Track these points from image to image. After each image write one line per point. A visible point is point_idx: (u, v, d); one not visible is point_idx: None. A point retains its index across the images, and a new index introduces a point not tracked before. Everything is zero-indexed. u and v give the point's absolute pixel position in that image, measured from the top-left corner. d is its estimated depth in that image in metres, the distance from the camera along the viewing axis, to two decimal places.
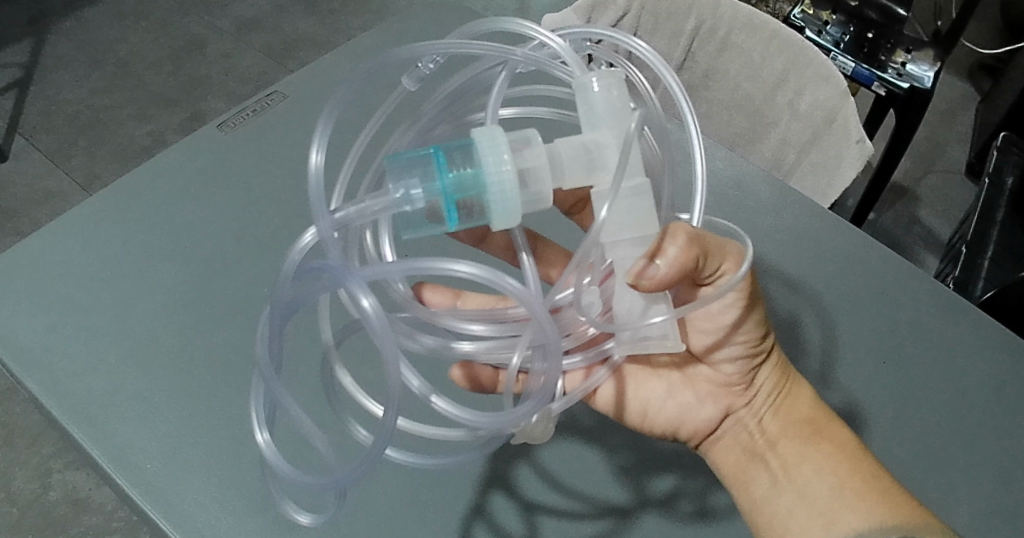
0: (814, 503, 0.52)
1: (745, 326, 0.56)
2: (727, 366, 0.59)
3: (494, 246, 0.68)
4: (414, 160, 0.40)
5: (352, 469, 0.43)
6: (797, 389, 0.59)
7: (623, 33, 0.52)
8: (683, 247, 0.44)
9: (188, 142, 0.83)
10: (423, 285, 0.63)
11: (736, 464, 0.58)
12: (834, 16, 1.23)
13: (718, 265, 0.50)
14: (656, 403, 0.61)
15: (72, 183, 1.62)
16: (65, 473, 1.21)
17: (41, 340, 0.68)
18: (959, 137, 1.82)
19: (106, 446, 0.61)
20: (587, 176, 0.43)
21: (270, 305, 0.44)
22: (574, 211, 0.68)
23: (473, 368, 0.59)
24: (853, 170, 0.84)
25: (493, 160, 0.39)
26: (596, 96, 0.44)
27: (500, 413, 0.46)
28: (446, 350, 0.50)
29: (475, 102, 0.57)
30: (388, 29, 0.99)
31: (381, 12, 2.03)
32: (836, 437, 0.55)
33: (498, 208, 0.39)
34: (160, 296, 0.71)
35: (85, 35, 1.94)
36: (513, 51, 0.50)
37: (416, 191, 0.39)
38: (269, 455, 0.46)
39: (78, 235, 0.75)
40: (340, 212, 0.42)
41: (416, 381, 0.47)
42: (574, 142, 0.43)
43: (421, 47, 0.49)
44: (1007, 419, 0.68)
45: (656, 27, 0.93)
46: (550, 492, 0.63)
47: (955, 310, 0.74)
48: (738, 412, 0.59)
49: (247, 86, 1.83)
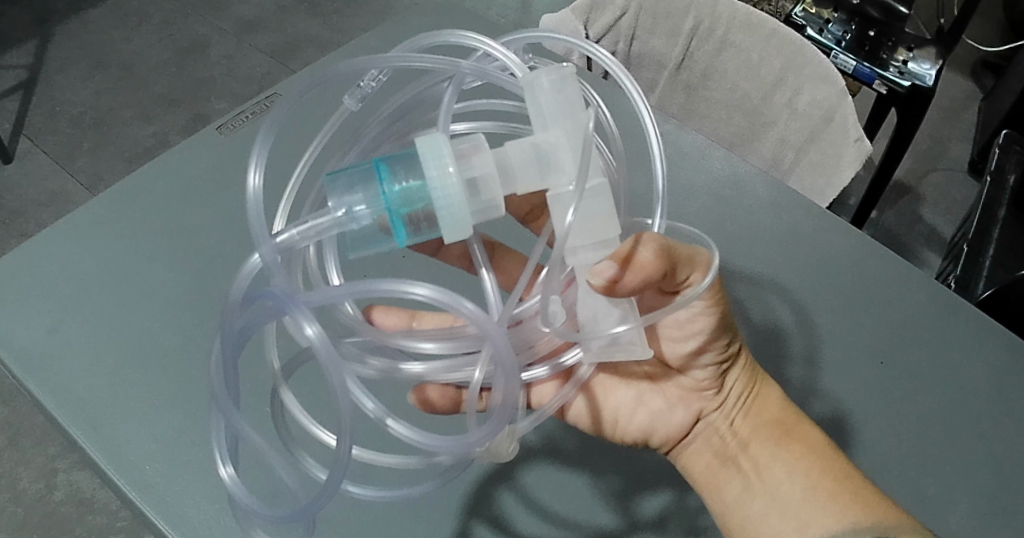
0: (787, 505, 0.54)
1: (714, 334, 0.57)
2: (698, 372, 0.60)
3: (450, 255, 0.68)
4: (356, 177, 0.41)
5: (314, 501, 0.44)
6: (766, 391, 0.60)
7: (585, 40, 0.52)
8: (652, 254, 0.45)
9: (188, 144, 0.84)
10: (375, 308, 0.64)
11: (708, 468, 0.59)
12: (835, 14, 1.22)
13: (688, 275, 0.51)
14: (627, 410, 0.61)
15: (77, 183, 1.63)
16: (71, 473, 1.22)
17: (43, 341, 0.68)
18: (961, 136, 1.82)
19: (105, 447, 0.62)
20: (541, 179, 0.43)
21: (221, 336, 0.45)
22: (529, 218, 0.69)
23: (427, 391, 0.60)
24: (851, 169, 0.84)
25: (437, 170, 0.39)
26: (546, 94, 0.44)
27: (458, 437, 0.47)
28: (395, 373, 0.50)
29: (426, 116, 0.58)
30: (389, 30, 1.00)
31: (385, 12, 2.03)
32: (806, 437, 0.56)
33: (447, 220, 0.40)
34: (160, 298, 0.71)
35: (88, 36, 1.95)
36: (461, 64, 0.51)
37: (359, 208, 0.40)
38: (234, 488, 0.48)
39: (79, 237, 0.76)
40: (283, 236, 0.44)
41: (370, 404, 0.46)
42: (523, 145, 0.43)
43: (368, 60, 0.49)
44: (1004, 418, 0.68)
45: (654, 27, 0.93)
46: (540, 500, 0.65)
47: (952, 309, 0.74)
48: (709, 416, 0.60)
49: (250, 87, 1.84)
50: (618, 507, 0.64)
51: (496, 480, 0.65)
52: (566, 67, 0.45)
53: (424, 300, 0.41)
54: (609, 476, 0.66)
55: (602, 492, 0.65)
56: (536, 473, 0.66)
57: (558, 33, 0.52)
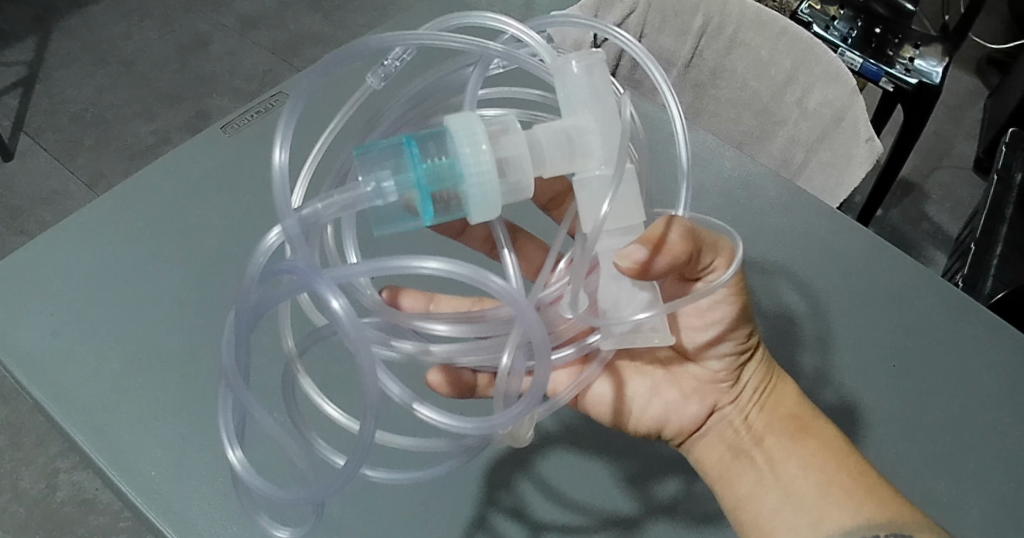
0: (801, 499, 0.53)
1: (734, 324, 0.56)
2: (714, 362, 0.59)
3: (472, 238, 0.69)
4: (388, 152, 0.40)
5: (326, 486, 0.43)
6: (782, 385, 0.59)
7: (605, 23, 0.51)
8: (680, 237, 0.45)
9: (192, 143, 0.83)
10: (397, 289, 0.64)
11: (721, 461, 0.58)
12: (841, 11, 1.21)
13: (711, 259, 0.50)
14: (641, 400, 0.61)
15: (78, 182, 1.62)
16: (73, 473, 1.21)
17: (46, 345, 0.68)
18: (967, 133, 1.81)
19: (110, 452, 0.61)
20: (570, 161, 0.43)
21: (237, 310, 0.44)
22: (551, 206, 0.69)
23: (453, 373, 0.59)
24: (863, 169, 0.83)
25: (469, 149, 0.39)
26: (576, 79, 0.44)
27: (486, 419, 0.47)
28: (420, 355, 0.51)
29: (446, 102, 0.57)
30: (394, 26, 0.99)
31: (387, 8, 2.02)
32: (822, 433, 0.56)
33: (477, 199, 0.39)
34: (165, 299, 0.71)
35: (89, 33, 1.94)
36: (490, 46, 0.50)
37: (387, 184, 0.39)
38: (243, 470, 0.47)
39: (83, 238, 0.75)
40: (307, 208, 0.42)
41: (397, 388, 0.47)
42: (555, 127, 0.42)
43: (395, 36, 0.48)
44: (1017, 421, 0.67)
45: (663, 25, 0.92)
46: (550, 504, 0.63)
47: (965, 311, 0.73)
48: (723, 409, 0.59)
49: (251, 83, 1.83)
50: (632, 511, 0.63)
51: (507, 483, 0.64)
52: (596, 53, 0.44)
53: (435, 274, 0.40)
54: (618, 479, 0.64)
55: (615, 495, 0.63)
56: (546, 476, 0.64)
57: (588, 18, 0.52)
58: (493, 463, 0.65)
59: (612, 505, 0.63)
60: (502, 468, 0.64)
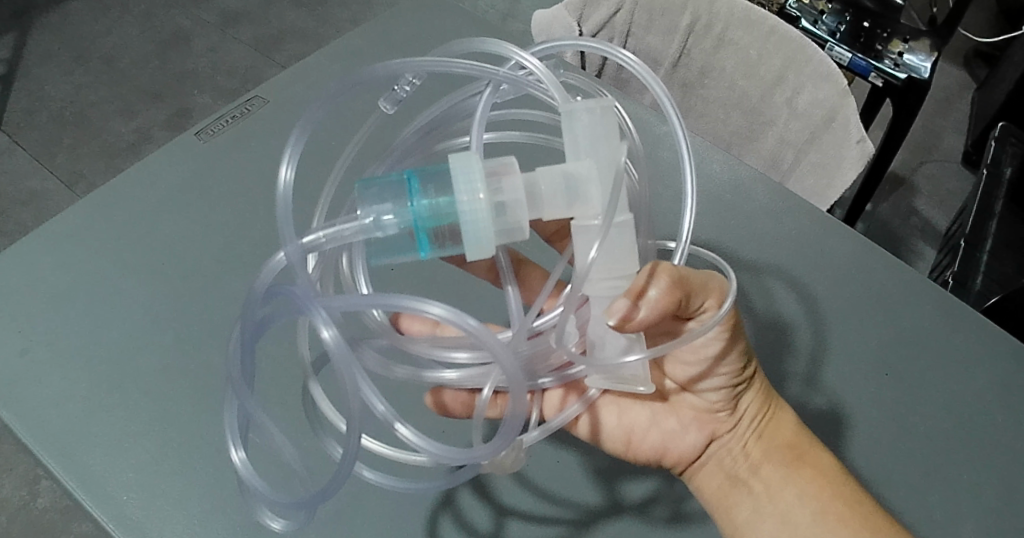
0: (796, 529, 0.54)
1: (729, 358, 0.55)
2: (711, 394, 0.58)
3: (477, 267, 0.67)
4: (387, 187, 0.41)
5: (324, 489, 0.43)
6: (780, 414, 0.58)
7: (610, 44, 0.51)
8: (663, 290, 0.45)
9: (166, 150, 0.80)
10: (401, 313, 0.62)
11: (719, 490, 0.57)
12: (829, 6, 1.20)
13: (701, 302, 0.50)
14: (639, 430, 0.60)
15: (57, 181, 1.59)
16: (54, 480, 1.19)
17: (14, 362, 0.65)
18: (955, 127, 1.80)
19: (81, 475, 0.59)
20: (567, 209, 0.43)
21: (241, 323, 0.44)
22: (555, 238, 0.69)
23: (444, 395, 0.60)
24: (854, 171, 0.81)
25: (466, 188, 0.39)
26: (583, 125, 0.43)
27: (465, 450, 0.46)
28: (421, 377, 0.53)
29: (457, 130, 0.60)
30: (376, 23, 0.96)
31: (372, 2, 1.99)
32: (818, 461, 0.56)
33: (470, 238, 0.40)
34: (138, 317, 0.68)
35: (68, 29, 1.90)
36: (494, 73, 0.52)
37: (387, 218, 0.41)
38: (246, 473, 0.45)
39: (54, 251, 0.73)
40: (309, 237, 0.44)
41: (381, 406, 0.44)
42: (556, 171, 0.42)
43: (401, 63, 0.50)
44: (1005, 423, 0.66)
45: (650, 24, 0.91)
46: (536, 517, 0.61)
47: (954, 313, 0.72)
48: (722, 438, 0.59)
49: (235, 79, 1.80)
50: (630, 523, 0.61)
51: (494, 498, 0.62)
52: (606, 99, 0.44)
53: (437, 320, 0.39)
54: (606, 494, 0.62)
55: (607, 512, 0.62)
56: (530, 490, 0.62)
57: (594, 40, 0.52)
58: (476, 482, 0.62)
59: (604, 520, 0.61)
60: (487, 484, 0.62)
